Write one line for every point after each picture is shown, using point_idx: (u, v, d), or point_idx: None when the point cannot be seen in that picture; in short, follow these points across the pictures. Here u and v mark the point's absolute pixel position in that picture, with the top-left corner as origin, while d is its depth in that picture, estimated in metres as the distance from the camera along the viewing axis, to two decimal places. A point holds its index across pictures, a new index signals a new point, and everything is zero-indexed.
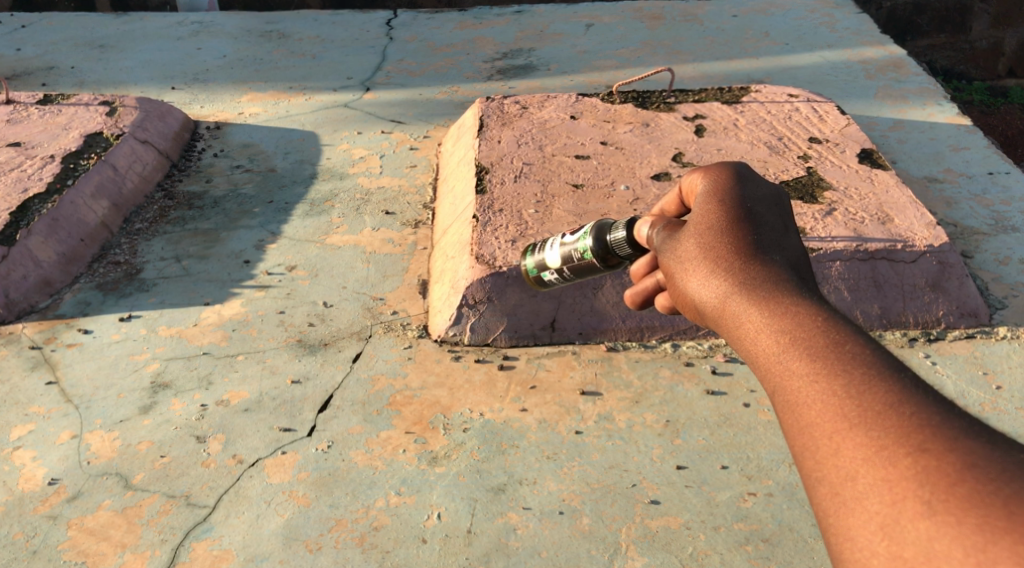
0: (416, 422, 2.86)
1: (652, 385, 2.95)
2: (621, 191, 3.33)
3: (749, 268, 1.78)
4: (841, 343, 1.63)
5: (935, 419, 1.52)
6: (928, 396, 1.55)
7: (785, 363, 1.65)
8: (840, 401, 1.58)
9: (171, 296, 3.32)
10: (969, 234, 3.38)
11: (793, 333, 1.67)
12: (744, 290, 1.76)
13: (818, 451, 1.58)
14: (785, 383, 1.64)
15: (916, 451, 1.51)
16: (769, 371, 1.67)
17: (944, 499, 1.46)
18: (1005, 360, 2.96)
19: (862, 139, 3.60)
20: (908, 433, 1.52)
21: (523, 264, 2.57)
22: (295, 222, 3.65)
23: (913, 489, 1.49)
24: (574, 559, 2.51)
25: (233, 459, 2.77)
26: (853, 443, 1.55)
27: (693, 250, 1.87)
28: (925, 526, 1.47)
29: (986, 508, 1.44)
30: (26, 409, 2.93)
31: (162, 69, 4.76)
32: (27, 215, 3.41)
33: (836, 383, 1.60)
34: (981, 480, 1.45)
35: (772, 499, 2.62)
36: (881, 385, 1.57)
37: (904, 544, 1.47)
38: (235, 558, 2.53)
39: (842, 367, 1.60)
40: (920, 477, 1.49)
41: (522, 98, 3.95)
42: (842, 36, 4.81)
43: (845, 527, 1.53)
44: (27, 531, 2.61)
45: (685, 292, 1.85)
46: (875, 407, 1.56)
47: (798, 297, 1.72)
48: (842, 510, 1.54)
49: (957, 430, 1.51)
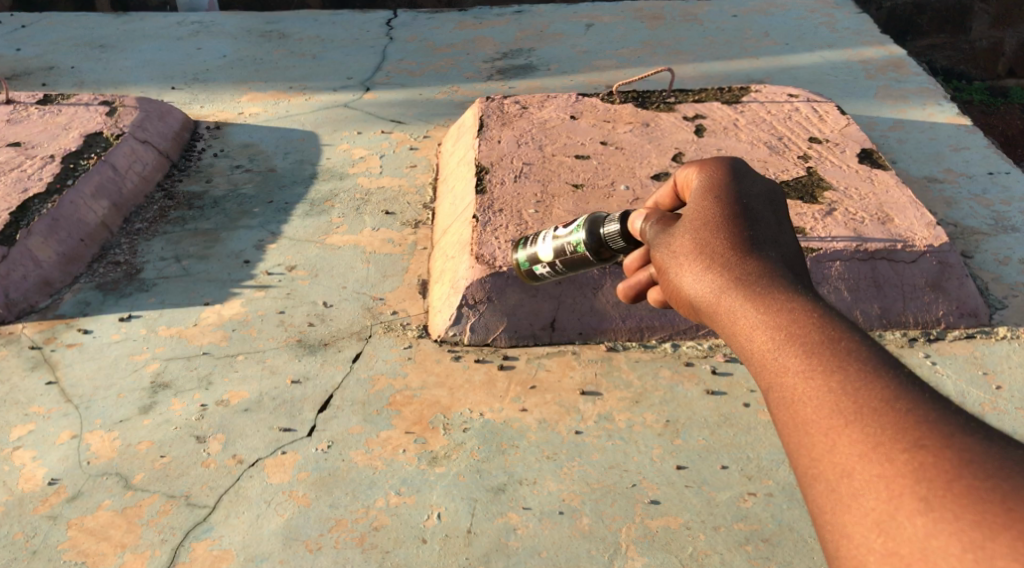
0: (416, 422, 2.86)
1: (652, 385, 2.95)
2: (621, 191, 3.33)
3: (743, 264, 1.78)
4: (836, 339, 1.63)
5: (931, 416, 1.53)
6: (924, 393, 1.56)
7: (781, 360, 1.65)
8: (836, 397, 1.58)
9: (171, 296, 3.32)
10: (968, 234, 3.38)
11: (788, 330, 1.67)
12: (740, 286, 1.76)
13: (814, 447, 1.58)
14: (781, 380, 1.64)
15: (913, 447, 1.51)
16: (764, 367, 1.67)
17: (940, 496, 1.47)
18: (1005, 360, 2.96)
19: (862, 139, 3.60)
20: (904, 430, 1.52)
21: (514, 258, 2.56)
22: (295, 222, 3.65)
23: (910, 485, 1.49)
24: (574, 559, 2.51)
25: (233, 459, 2.77)
26: (849, 439, 1.55)
27: (687, 245, 1.87)
28: (921, 522, 1.47)
29: (984, 505, 1.44)
30: (26, 409, 2.94)
31: (162, 69, 4.76)
32: (28, 215, 3.41)
33: (832, 379, 1.60)
34: (978, 476, 1.46)
35: (772, 499, 2.62)
36: (877, 382, 1.57)
37: (900, 541, 1.47)
38: (235, 558, 2.53)
39: (837, 364, 1.61)
40: (916, 474, 1.49)
41: (522, 98, 3.94)
42: (842, 36, 4.80)
43: (841, 524, 1.53)
44: (27, 531, 2.61)
45: (677, 287, 1.85)
46: (872, 404, 1.56)
47: (793, 292, 1.73)
48: (837, 507, 1.54)
49: (954, 427, 1.51)
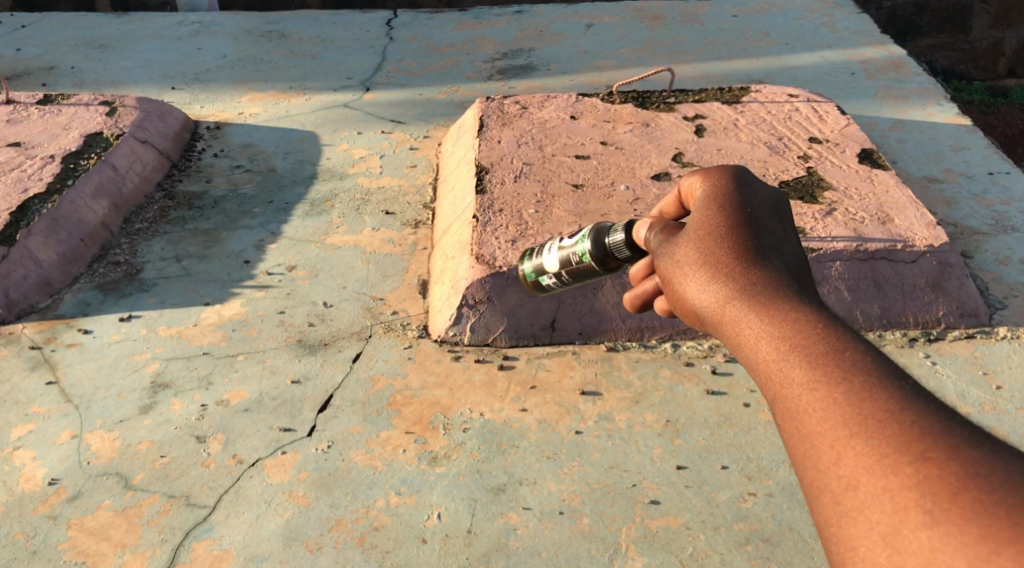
0: (416, 422, 2.86)
1: (652, 385, 2.95)
2: (621, 191, 3.33)
3: (749, 274, 1.78)
4: (842, 351, 1.63)
5: (936, 429, 1.53)
6: (929, 405, 1.55)
7: (786, 371, 1.65)
8: (842, 409, 1.58)
9: (171, 296, 3.32)
10: (968, 234, 3.38)
11: (793, 341, 1.67)
12: (745, 296, 1.76)
13: (820, 459, 1.58)
14: (786, 392, 1.64)
15: (918, 460, 1.51)
16: (770, 379, 1.67)
17: (946, 509, 1.46)
18: (1005, 360, 2.96)
19: (862, 139, 3.60)
20: (910, 443, 1.52)
21: (521, 269, 2.57)
22: (295, 222, 3.65)
23: (914, 498, 1.49)
24: (574, 559, 2.51)
25: (233, 459, 2.77)
26: (854, 452, 1.55)
27: (691, 254, 1.87)
28: (927, 536, 1.46)
29: (990, 519, 1.43)
30: (26, 409, 2.93)
31: (162, 69, 4.76)
32: (28, 215, 3.41)
33: (838, 391, 1.60)
34: (983, 490, 1.45)
35: (772, 499, 2.62)
36: (882, 394, 1.57)
37: (905, 554, 1.47)
38: (235, 558, 2.53)
39: (842, 375, 1.61)
40: (921, 488, 1.49)
41: (522, 98, 3.94)
42: (842, 36, 4.80)
43: (847, 537, 1.53)
44: (27, 531, 2.62)
45: (682, 297, 1.85)
46: (877, 416, 1.56)
47: (798, 303, 1.73)
48: (844, 520, 1.53)
49: (958, 440, 1.51)
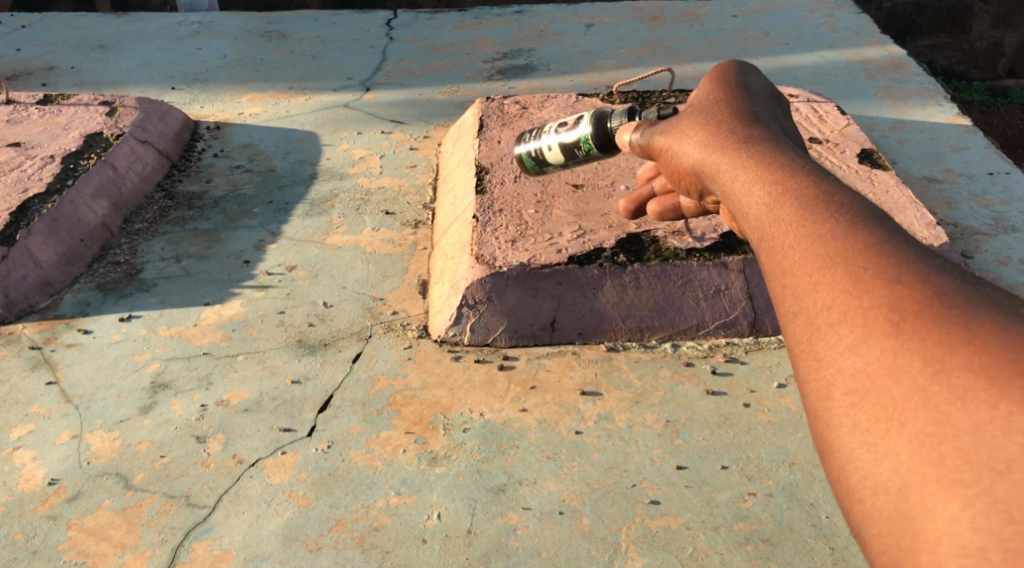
0: (416, 422, 2.86)
1: (652, 385, 2.94)
2: (621, 191, 3.33)
3: (748, 146, 1.85)
4: (828, 194, 1.66)
5: (910, 258, 1.54)
6: (908, 242, 1.57)
7: (773, 212, 1.68)
8: (823, 240, 1.60)
9: (171, 296, 3.32)
10: (968, 234, 3.38)
11: (782, 188, 1.71)
12: (743, 160, 1.81)
13: (794, 284, 1.60)
14: (770, 231, 1.67)
15: (890, 282, 1.52)
16: (757, 221, 1.70)
17: (910, 325, 1.48)
18: None
19: (862, 139, 3.60)
20: (888, 268, 1.53)
21: None
22: (295, 222, 3.65)
23: (882, 317, 1.50)
24: (574, 559, 2.51)
25: (233, 459, 2.77)
26: (831, 277, 1.57)
27: (704, 120, 1.98)
28: (890, 354, 1.47)
29: (953, 340, 1.44)
30: (26, 410, 2.94)
31: (162, 69, 4.76)
32: (28, 215, 3.41)
33: (821, 226, 1.62)
34: (947, 307, 1.47)
35: (772, 499, 2.62)
36: (863, 228, 1.59)
37: (866, 368, 1.49)
38: (234, 558, 2.53)
39: (827, 215, 1.63)
40: (890, 306, 1.50)
41: (522, 98, 3.94)
42: (842, 36, 4.80)
43: (817, 352, 1.54)
44: (27, 531, 2.62)
45: (692, 157, 1.96)
46: (856, 244, 1.57)
47: (791, 162, 1.77)
48: (813, 336, 1.55)
49: (930, 267, 1.52)
